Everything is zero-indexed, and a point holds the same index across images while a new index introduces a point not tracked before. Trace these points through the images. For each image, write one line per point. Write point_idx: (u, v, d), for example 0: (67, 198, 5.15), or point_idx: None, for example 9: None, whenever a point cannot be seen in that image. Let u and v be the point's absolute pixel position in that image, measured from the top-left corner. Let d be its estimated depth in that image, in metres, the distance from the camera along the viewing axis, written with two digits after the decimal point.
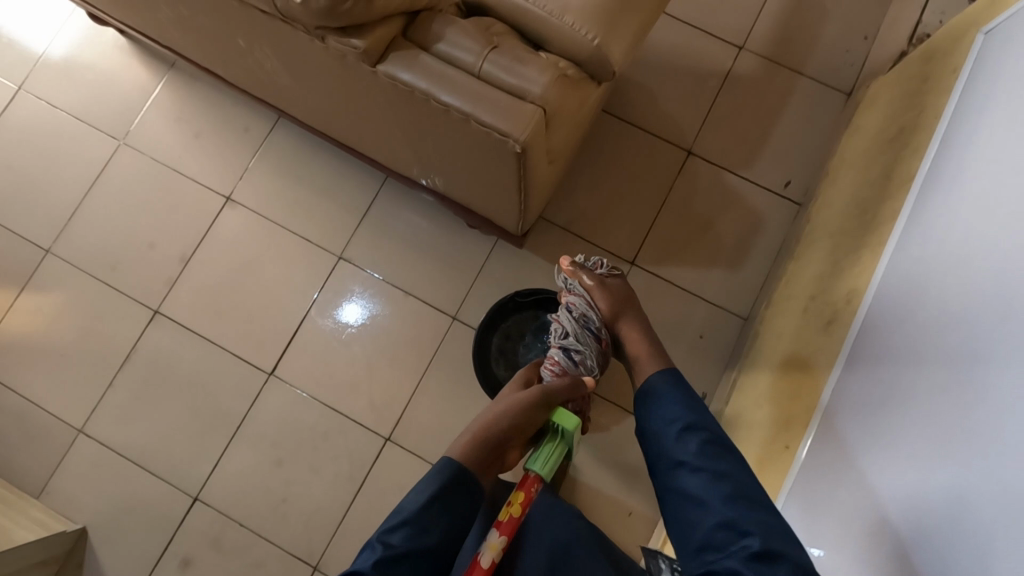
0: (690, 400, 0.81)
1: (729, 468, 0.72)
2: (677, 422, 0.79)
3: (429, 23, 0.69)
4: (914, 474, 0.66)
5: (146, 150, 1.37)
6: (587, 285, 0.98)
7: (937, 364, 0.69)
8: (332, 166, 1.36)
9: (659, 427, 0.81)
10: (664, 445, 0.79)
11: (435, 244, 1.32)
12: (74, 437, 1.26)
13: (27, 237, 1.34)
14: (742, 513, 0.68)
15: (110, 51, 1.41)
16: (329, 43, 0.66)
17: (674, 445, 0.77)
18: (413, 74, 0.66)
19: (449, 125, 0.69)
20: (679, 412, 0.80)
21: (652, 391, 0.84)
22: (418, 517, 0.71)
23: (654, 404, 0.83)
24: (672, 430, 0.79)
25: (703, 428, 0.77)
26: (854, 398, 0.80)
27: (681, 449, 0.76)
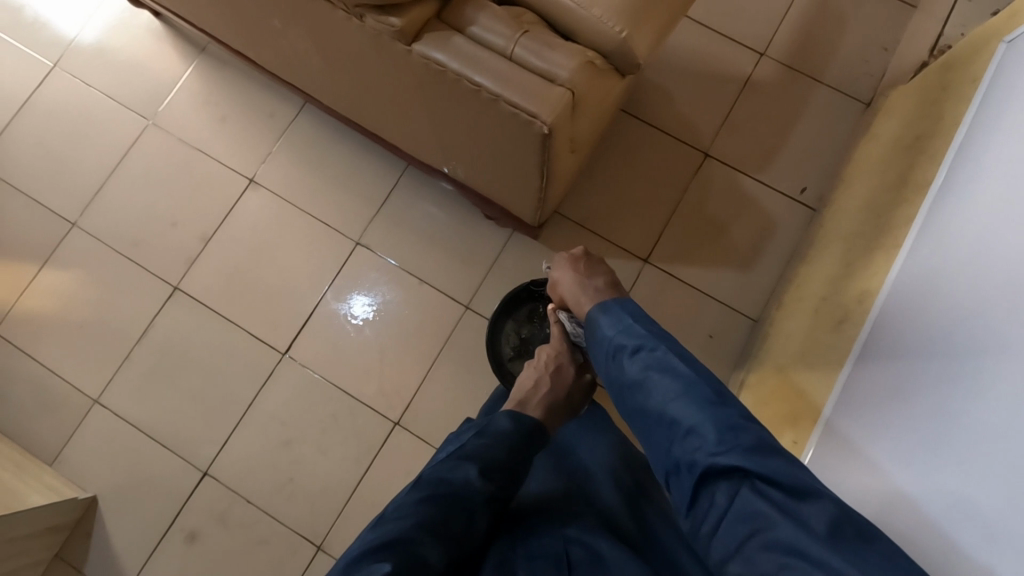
0: (616, 315, 0.75)
1: (649, 370, 0.68)
2: (609, 341, 0.73)
3: (463, 7, 0.71)
4: (941, 424, 0.67)
5: (172, 130, 1.40)
6: (548, 279, 0.94)
7: (971, 323, 0.69)
8: (355, 153, 1.38)
9: (598, 351, 0.75)
10: (606, 367, 0.73)
11: (451, 233, 1.34)
12: (90, 407, 1.28)
13: (53, 210, 1.37)
14: (666, 402, 0.65)
15: (144, 33, 1.45)
16: (368, 21, 0.68)
17: (612, 364, 0.72)
18: (446, 55, 0.68)
19: (478, 106, 0.71)
20: (610, 335, 0.73)
21: (588, 325, 0.78)
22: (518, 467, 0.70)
23: (591, 332, 0.77)
24: (609, 349, 0.73)
25: (624, 342, 0.71)
26: (886, 357, 0.80)
27: (619, 365, 0.71)
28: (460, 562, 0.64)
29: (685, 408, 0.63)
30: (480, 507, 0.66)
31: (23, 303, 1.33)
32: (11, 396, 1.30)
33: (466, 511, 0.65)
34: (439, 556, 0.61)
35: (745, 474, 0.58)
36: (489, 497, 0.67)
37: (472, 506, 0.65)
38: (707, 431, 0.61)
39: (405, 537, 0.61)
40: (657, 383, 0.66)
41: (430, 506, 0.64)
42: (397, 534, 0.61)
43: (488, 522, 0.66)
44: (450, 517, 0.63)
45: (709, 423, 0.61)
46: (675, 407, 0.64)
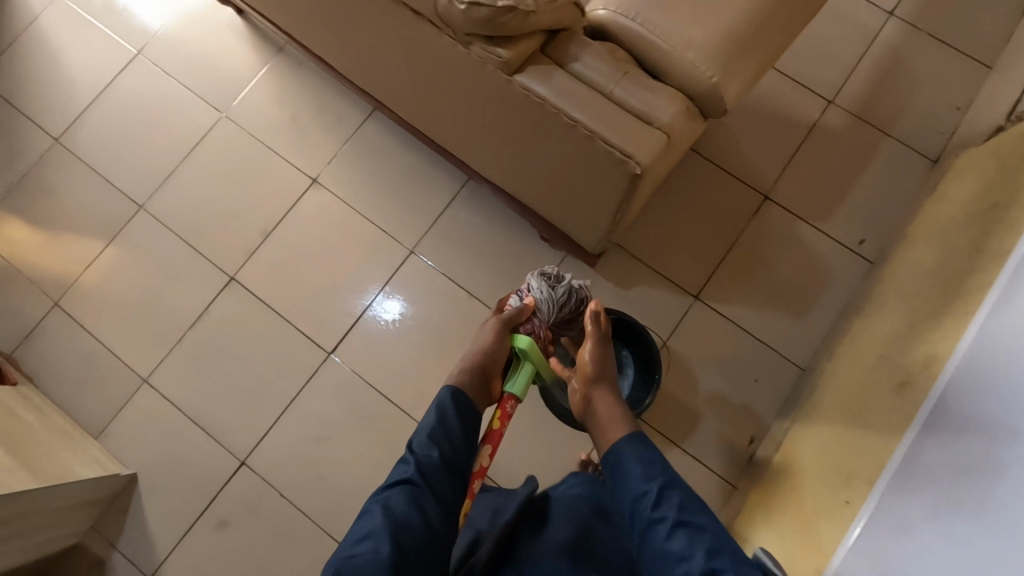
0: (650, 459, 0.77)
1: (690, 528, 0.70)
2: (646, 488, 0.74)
3: (567, 40, 0.72)
4: (965, 543, 0.68)
5: (243, 124, 1.44)
6: (595, 344, 0.91)
7: (1009, 441, 0.70)
8: (418, 162, 1.41)
9: (629, 489, 0.76)
10: (637, 508, 0.75)
11: (504, 251, 1.35)
12: (138, 386, 1.32)
13: (122, 190, 1.42)
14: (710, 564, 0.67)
15: (225, 29, 1.50)
16: (475, 48, 0.69)
17: (645, 509, 0.74)
18: (547, 89, 0.69)
19: (570, 140, 0.72)
20: (641, 478, 0.76)
21: (618, 457, 0.79)
22: (434, 431, 0.82)
23: (621, 467, 0.78)
24: (639, 492, 0.75)
25: (654, 489, 0.74)
26: (920, 461, 0.80)
27: (655, 513, 0.73)
28: (427, 539, 0.73)
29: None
30: (426, 484, 0.77)
31: (86, 276, 1.38)
32: (64, 366, 1.33)
33: (411, 493, 0.75)
34: (402, 539, 0.71)
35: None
36: (428, 476, 0.78)
37: (414, 483, 0.76)
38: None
39: (367, 535, 0.71)
40: (695, 543, 0.69)
41: (379, 501, 0.75)
42: (362, 535, 0.71)
43: (435, 497, 0.77)
44: (398, 501, 0.74)
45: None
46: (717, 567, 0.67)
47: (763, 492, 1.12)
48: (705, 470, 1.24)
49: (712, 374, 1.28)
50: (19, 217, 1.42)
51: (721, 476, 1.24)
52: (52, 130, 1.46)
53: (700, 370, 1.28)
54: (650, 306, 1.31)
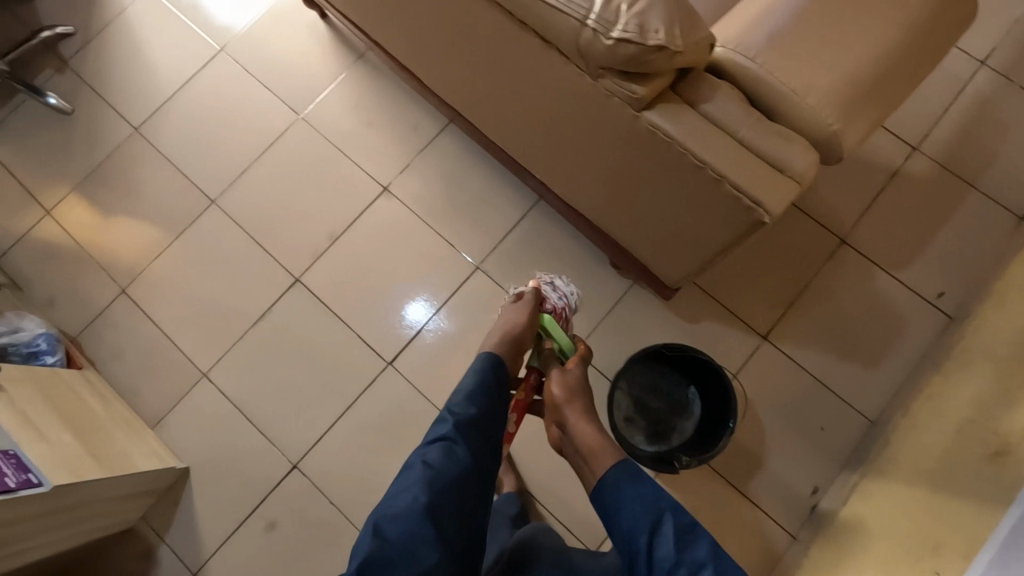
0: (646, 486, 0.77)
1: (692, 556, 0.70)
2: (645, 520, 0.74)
3: (698, 77, 0.70)
4: None
5: (319, 128, 1.45)
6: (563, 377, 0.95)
7: None
8: (489, 179, 1.40)
9: (626, 517, 0.75)
10: (636, 547, 0.73)
11: (570, 275, 1.34)
12: (197, 380, 1.32)
13: (195, 184, 1.43)
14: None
15: (308, 32, 1.51)
16: (604, 80, 0.68)
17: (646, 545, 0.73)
18: (676, 127, 0.67)
19: (691, 179, 0.71)
20: (640, 512, 0.75)
21: (613, 488, 0.78)
22: (470, 393, 0.85)
23: (617, 495, 0.77)
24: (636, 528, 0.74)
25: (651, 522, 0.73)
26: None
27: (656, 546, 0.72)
28: (458, 490, 0.76)
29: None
30: (460, 441, 0.79)
31: (155, 266, 1.39)
32: (127, 353, 1.35)
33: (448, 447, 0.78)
34: (436, 488, 0.74)
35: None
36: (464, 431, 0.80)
37: (450, 435, 0.79)
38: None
39: (405, 487, 0.75)
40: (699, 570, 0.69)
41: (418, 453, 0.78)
42: (403, 486, 0.75)
43: (470, 449, 0.79)
44: (434, 452, 0.77)
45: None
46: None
47: (828, 547, 1.09)
48: (763, 518, 1.20)
49: (777, 419, 1.25)
50: (94, 202, 1.44)
51: (780, 525, 1.20)
52: (132, 119, 1.48)
53: (765, 413, 1.25)
54: (716, 343, 1.28)
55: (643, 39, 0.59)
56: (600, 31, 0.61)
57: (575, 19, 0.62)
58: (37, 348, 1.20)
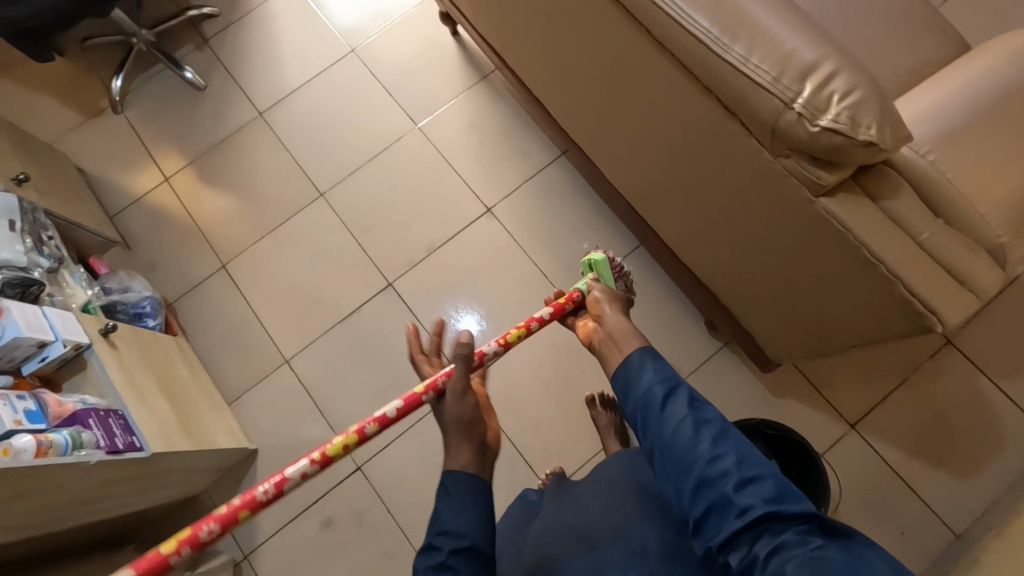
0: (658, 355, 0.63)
1: (703, 415, 0.56)
2: (651, 384, 0.59)
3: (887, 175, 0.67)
4: None
5: (433, 140, 1.48)
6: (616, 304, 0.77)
7: None
8: (593, 217, 1.41)
9: (631, 387, 0.61)
10: (639, 407, 0.59)
11: (660, 326, 1.32)
12: (279, 365, 1.35)
13: (307, 174, 1.48)
14: (728, 447, 0.53)
15: (438, 46, 1.55)
16: (786, 162, 0.67)
17: (648, 400, 0.58)
18: (856, 220, 0.66)
19: (856, 270, 0.70)
20: (653, 371, 0.60)
21: (620, 364, 0.63)
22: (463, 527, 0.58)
23: (622, 369, 0.63)
24: (643, 382, 0.60)
25: (664, 380, 0.59)
26: None
27: (666, 405, 0.57)
28: None
29: (749, 466, 0.52)
30: None
31: (257, 247, 1.44)
32: (218, 327, 1.39)
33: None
34: None
35: (800, 523, 0.49)
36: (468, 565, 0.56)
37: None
38: (765, 481, 0.51)
39: None
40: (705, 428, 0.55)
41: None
42: None
43: None
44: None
45: (771, 474, 0.52)
46: (731, 449, 0.53)
47: None
48: None
49: (855, 513, 1.19)
50: (210, 176, 1.50)
51: None
52: (258, 104, 1.54)
53: (844, 505, 1.20)
54: (801, 422, 1.25)
55: (853, 133, 0.58)
56: (806, 117, 0.60)
57: (779, 100, 0.61)
58: (142, 310, 1.24)
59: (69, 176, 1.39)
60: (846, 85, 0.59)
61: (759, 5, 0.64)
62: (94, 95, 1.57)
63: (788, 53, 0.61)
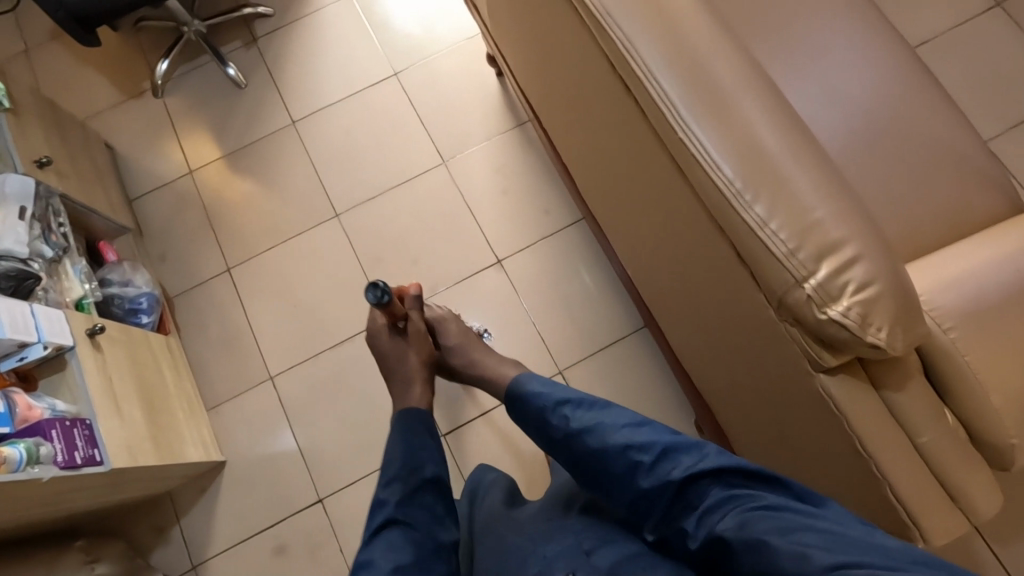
0: (547, 383, 0.79)
1: (598, 420, 0.70)
2: (549, 407, 0.74)
3: (899, 365, 0.62)
4: None
5: (458, 180, 1.46)
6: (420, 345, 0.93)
7: None
8: (602, 288, 1.37)
9: (534, 417, 0.76)
10: (548, 428, 0.74)
11: (650, 415, 1.28)
12: (264, 380, 1.35)
13: (327, 192, 1.47)
14: (630, 437, 0.66)
15: (480, 84, 1.53)
16: (789, 329, 0.63)
17: (552, 422, 0.73)
18: (853, 409, 0.62)
19: (846, 454, 0.66)
20: (549, 394, 0.75)
21: (517, 395, 0.78)
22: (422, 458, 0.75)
23: (522, 400, 0.78)
24: (542, 410, 0.75)
25: (556, 400, 0.74)
26: None
27: (564, 420, 0.72)
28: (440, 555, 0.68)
29: (652, 442, 0.65)
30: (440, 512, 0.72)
31: (265, 255, 1.44)
32: (213, 330, 1.39)
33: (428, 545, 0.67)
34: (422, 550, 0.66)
35: (717, 477, 0.60)
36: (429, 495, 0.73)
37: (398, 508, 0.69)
38: (674, 453, 0.63)
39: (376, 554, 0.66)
40: (607, 427, 0.69)
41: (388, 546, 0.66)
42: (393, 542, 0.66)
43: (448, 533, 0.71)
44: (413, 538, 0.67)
45: (671, 441, 0.64)
46: (635, 439, 0.66)
47: None
48: None
49: None
50: (233, 176, 1.50)
51: None
52: (293, 112, 1.54)
53: None
54: None
55: (861, 332, 0.55)
56: (815, 301, 0.56)
57: (791, 275, 0.58)
58: (138, 306, 1.24)
59: (97, 155, 1.40)
60: (864, 276, 0.55)
61: (789, 165, 0.60)
62: (138, 76, 1.59)
63: (809, 227, 0.57)
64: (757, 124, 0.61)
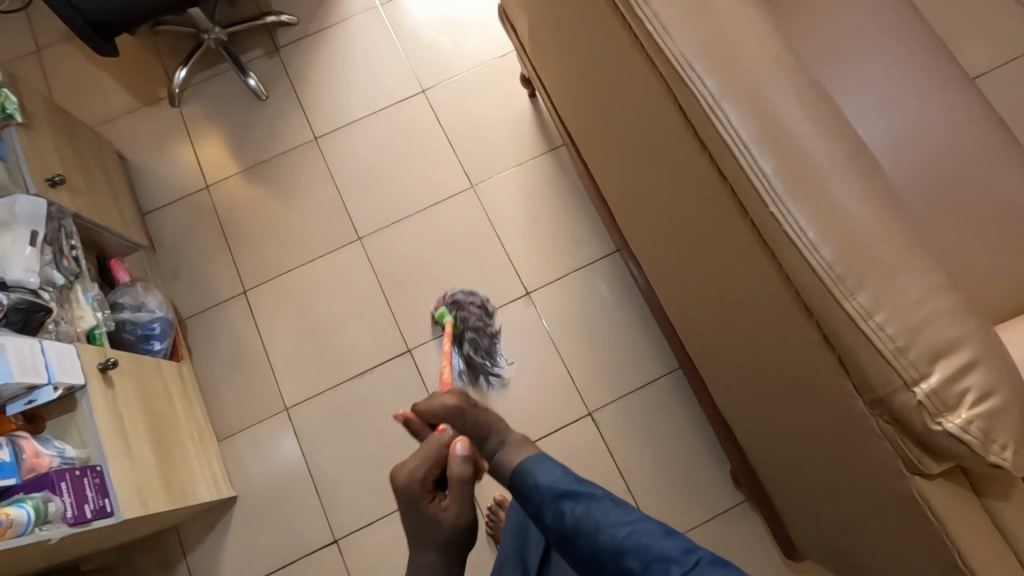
0: (552, 464, 0.69)
1: (598, 520, 0.63)
2: (546, 502, 0.67)
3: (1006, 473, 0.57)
4: None
5: (487, 205, 1.40)
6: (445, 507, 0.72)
7: None
8: (635, 326, 1.31)
9: (529, 503, 0.68)
10: (544, 518, 0.67)
11: (682, 463, 1.23)
12: (279, 411, 1.29)
13: (349, 213, 1.41)
14: (622, 542, 0.61)
15: (512, 105, 1.47)
16: (882, 426, 0.58)
17: (547, 516, 0.67)
18: (952, 518, 0.57)
19: (936, 559, 0.61)
20: (549, 483, 0.67)
21: (514, 475, 0.70)
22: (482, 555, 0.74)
23: (520, 481, 0.69)
24: (538, 501, 0.67)
25: (553, 495, 0.66)
26: None
27: (562, 518, 0.65)
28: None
29: (642, 550, 0.61)
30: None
31: (283, 279, 1.37)
32: (226, 356, 1.33)
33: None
34: None
35: None
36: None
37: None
38: (661, 558, 0.60)
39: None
40: (603, 528, 0.63)
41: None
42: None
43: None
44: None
45: (665, 548, 0.60)
46: (626, 541, 0.62)
47: None
48: None
49: None
50: (250, 192, 1.44)
51: None
52: (315, 127, 1.48)
53: None
54: None
55: (982, 449, 0.50)
56: (929, 410, 0.51)
57: (900, 377, 0.52)
58: (150, 332, 1.18)
59: (109, 167, 1.33)
60: (983, 385, 0.50)
61: (896, 251, 0.54)
62: (154, 83, 1.52)
63: (921, 324, 0.52)
64: (861, 205, 0.56)
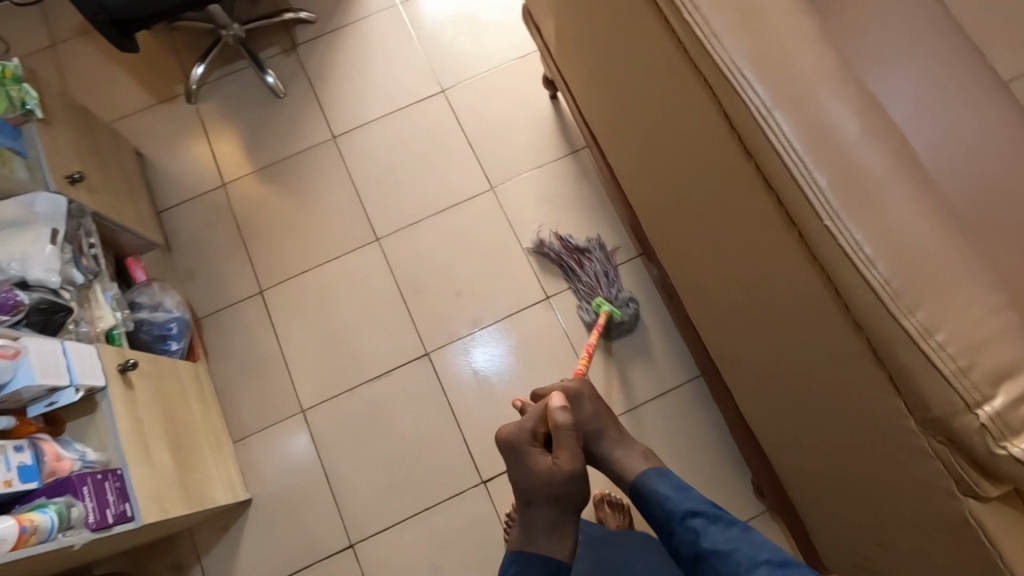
0: (676, 480, 0.74)
1: (736, 547, 0.65)
2: (676, 518, 0.70)
3: None
4: None
5: (506, 208, 1.38)
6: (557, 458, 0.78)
7: None
8: (656, 332, 1.30)
9: (659, 519, 0.72)
10: (680, 540, 0.69)
11: (703, 471, 1.22)
12: (295, 413, 1.28)
13: (367, 214, 1.39)
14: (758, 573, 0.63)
15: (532, 107, 1.45)
16: (934, 447, 0.56)
17: (681, 535, 0.69)
18: (1007, 543, 0.55)
19: None
20: (679, 499, 0.71)
21: (642, 489, 0.75)
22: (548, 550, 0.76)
23: (647, 495, 0.74)
24: (674, 520, 0.70)
25: (683, 511, 0.70)
26: None
27: (699, 541, 0.68)
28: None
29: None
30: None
31: (300, 279, 1.36)
32: (242, 357, 1.32)
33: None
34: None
35: None
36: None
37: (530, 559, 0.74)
38: None
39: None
40: (741, 557, 0.64)
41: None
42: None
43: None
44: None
45: None
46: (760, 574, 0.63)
47: None
48: None
49: None
50: (266, 191, 1.42)
51: None
52: (332, 126, 1.46)
53: None
54: None
55: None
56: (990, 433, 0.49)
57: (960, 398, 0.50)
58: (167, 332, 1.16)
59: (126, 164, 1.32)
60: None
61: (956, 267, 0.53)
62: (171, 80, 1.51)
63: (983, 344, 0.50)
64: (918, 219, 0.54)
